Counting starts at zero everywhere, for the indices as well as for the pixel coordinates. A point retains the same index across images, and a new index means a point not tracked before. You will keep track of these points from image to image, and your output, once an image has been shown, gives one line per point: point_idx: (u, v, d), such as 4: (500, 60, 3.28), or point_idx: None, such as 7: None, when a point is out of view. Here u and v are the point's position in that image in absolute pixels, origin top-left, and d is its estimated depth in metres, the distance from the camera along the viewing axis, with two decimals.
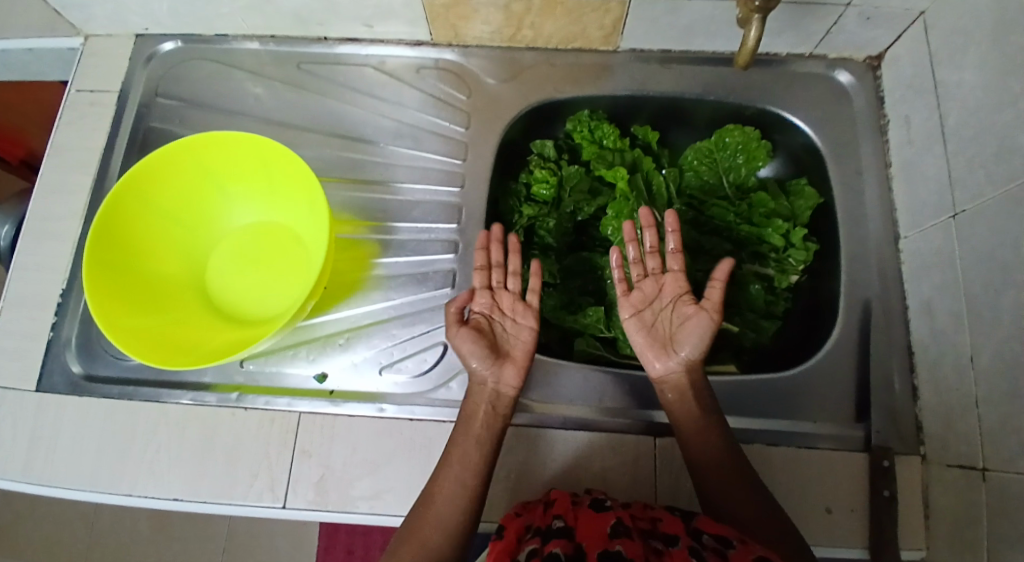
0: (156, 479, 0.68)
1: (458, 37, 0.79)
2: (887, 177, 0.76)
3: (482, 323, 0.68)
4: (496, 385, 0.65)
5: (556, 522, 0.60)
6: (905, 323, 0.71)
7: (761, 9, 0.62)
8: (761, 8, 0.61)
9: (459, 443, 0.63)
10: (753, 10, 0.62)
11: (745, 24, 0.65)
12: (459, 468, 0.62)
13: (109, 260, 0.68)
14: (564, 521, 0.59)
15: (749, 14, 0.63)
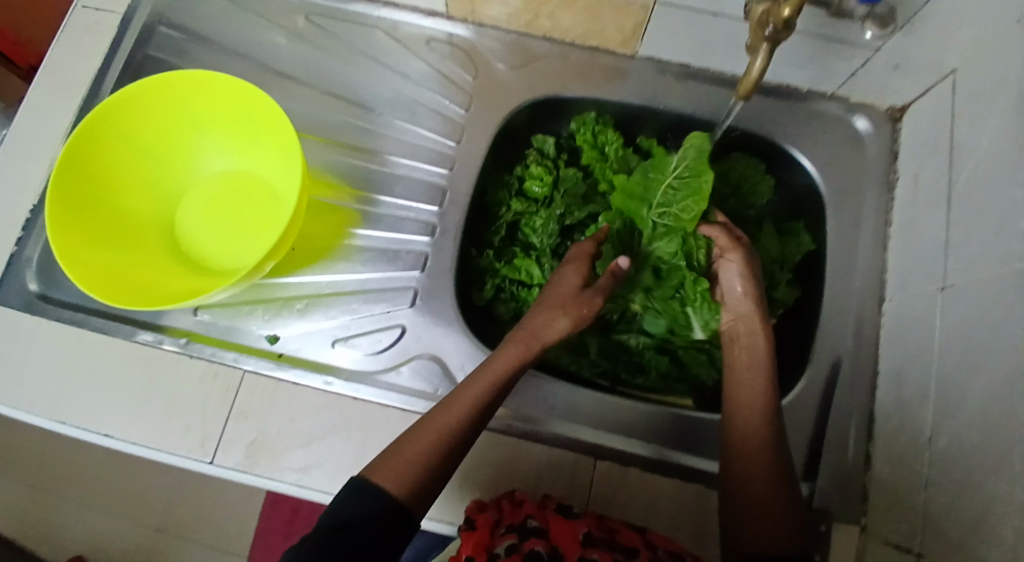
0: (93, 413, 0.68)
1: (474, 14, 0.76)
2: (883, 234, 0.73)
3: (564, 272, 0.66)
4: (545, 325, 0.62)
5: (531, 520, 0.57)
6: (872, 387, 0.69)
7: (771, 41, 0.54)
8: (770, 39, 0.53)
9: (477, 377, 0.59)
10: (762, 39, 0.54)
11: (750, 50, 0.57)
12: (465, 399, 0.57)
13: (78, 189, 0.68)
14: (540, 521, 0.57)
15: (757, 42, 0.55)
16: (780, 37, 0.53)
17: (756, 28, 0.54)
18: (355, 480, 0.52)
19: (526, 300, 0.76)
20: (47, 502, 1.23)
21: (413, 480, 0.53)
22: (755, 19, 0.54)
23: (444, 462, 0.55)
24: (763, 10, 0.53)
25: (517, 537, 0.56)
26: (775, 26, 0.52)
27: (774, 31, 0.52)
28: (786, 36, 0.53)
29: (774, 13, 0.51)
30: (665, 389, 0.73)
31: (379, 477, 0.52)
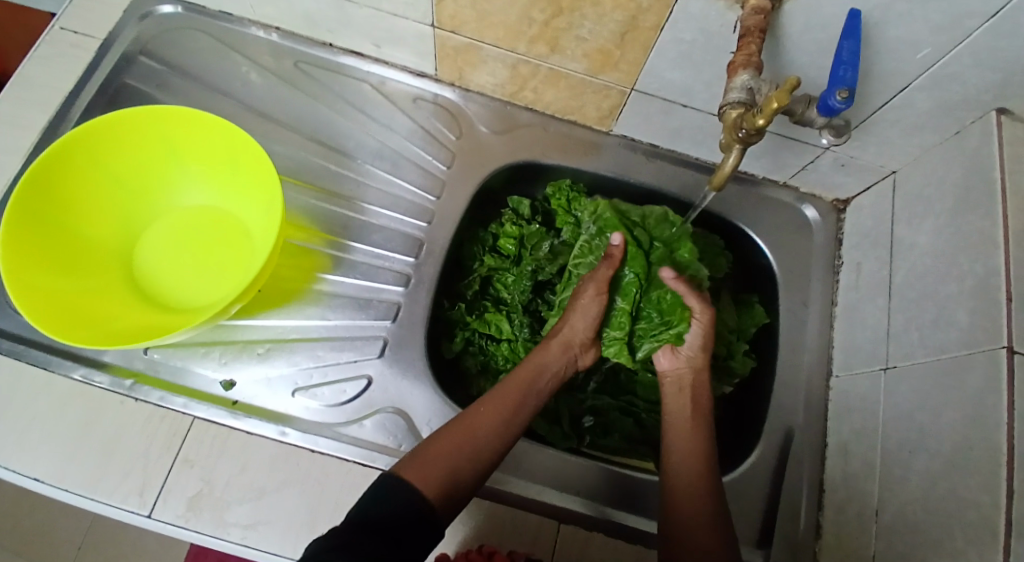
0: (21, 454, 0.63)
1: (462, 80, 0.79)
2: (830, 315, 0.79)
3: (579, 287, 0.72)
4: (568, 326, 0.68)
5: None
6: (820, 459, 0.73)
7: (742, 142, 0.58)
8: (742, 140, 0.58)
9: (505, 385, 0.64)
10: (734, 139, 0.58)
11: (724, 147, 0.61)
12: (500, 401, 0.62)
13: (38, 212, 0.65)
14: None
15: (730, 141, 0.60)
16: (751, 140, 0.57)
17: (729, 130, 0.59)
18: (383, 477, 0.55)
19: (494, 355, 0.77)
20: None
21: (441, 479, 0.56)
22: (729, 121, 0.58)
23: (475, 459, 0.58)
24: (737, 115, 0.57)
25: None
26: (748, 131, 0.56)
27: (746, 135, 0.56)
28: (757, 140, 0.57)
29: (748, 120, 0.55)
30: (629, 451, 0.75)
31: (406, 475, 0.55)
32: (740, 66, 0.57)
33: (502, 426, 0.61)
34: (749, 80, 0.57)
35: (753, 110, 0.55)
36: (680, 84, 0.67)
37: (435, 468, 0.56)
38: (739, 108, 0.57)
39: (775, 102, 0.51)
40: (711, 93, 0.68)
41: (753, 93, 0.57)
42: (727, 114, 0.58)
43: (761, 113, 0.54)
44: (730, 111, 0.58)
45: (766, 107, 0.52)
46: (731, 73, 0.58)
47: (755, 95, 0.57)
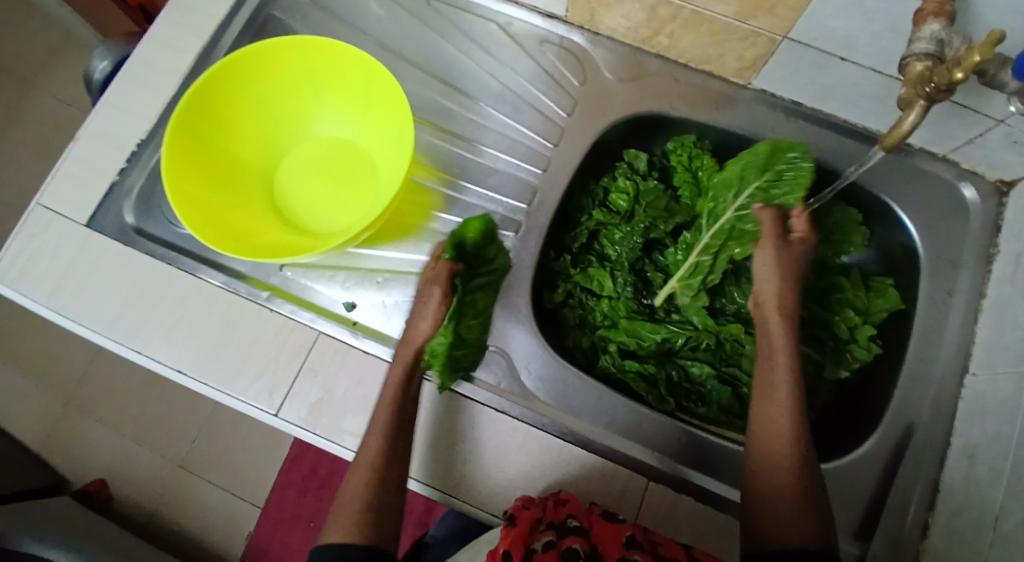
0: (168, 347, 0.70)
1: (593, 22, 0.76)
2: (975, 308, 0.71)
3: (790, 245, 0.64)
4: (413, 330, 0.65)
5: (570, 519, 0.58)
6: (940, 460, 0.67)
7: (927, 98, 0.53)
8: (927, 97, 0.53)
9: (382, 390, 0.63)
10: (919, 95, 0.54)
11: (904, 103, 0.57)
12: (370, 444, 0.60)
13: (195, 130, 0.71)
14: (581, 521, 0.57)
15: (913, 97, 0.55)
16: (939, 97, 0.52)
17: (914, 85, 0.54)
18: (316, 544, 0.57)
19: (593, 310, 0.76)
20: (77, 414, 1.34)
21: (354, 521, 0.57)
22: (912, 75, 0.54)
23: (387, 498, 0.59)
24: (922, 68, 0.53)
25: (555, 534, 0.56)
26: (938, 86, 0.51)
27: (935, 91, 0.52)
28: (947, 97, 0.52)
29: (940, 73, 0.51)
30: (724, 421, 0.72)
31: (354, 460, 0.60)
32: (930, 15, 0.52)
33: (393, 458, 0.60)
34: (939, 30, 0.52)
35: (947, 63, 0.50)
36: (841, 34, 0.61)
37: (351, 514, 0.57)
38: (925, 60, 0.52)
39: (977, 55, 0.48)
40: (878, 47, 0.61)
41: (943, 45, 0.52)
42: (910, 67, 0.53)
43: (959, 67, 0.49)
44: (913, 63, 0.53)
45: (965, 60, 0.48)
46: (918, 21, 0.53)
47: (945, 47, 0.52)
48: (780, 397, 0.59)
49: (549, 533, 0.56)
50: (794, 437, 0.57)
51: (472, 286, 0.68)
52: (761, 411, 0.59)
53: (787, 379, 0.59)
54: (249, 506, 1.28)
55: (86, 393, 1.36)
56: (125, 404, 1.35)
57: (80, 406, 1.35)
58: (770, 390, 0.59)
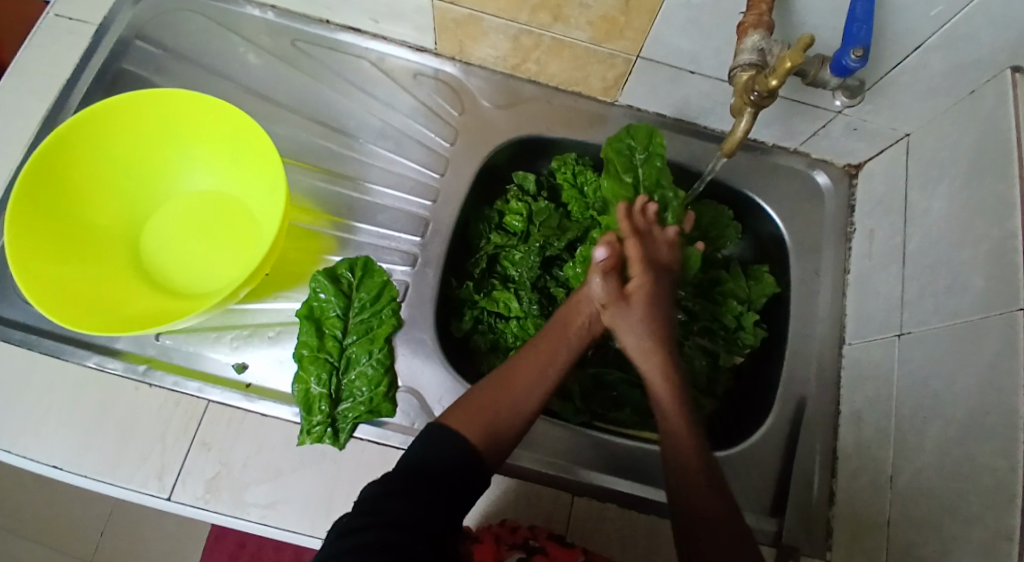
0: (38, 442, 0.63)
1: (462, 54, 0.77)
2: (842, 283, 0.78)
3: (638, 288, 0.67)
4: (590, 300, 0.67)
5: (531, 541, 0.58)
6: (834, 427, 0.73)
7: (754, 105, 0.58)
8: (754, 103, 0.58)
9: (488, 385, 0.60)
10: (747, 103, 0.59)
11: (736, 110, 0.62)
12: (507, 380, 0.60)
13: (41, 201, 0.66)
14: (540, 542, 0.58)
15: (742, 105, 0.60)
16: (763, 103, 0.57)
17: (741, 94, 0.59)
18: (432, 424, 0.56)
19: (503, 333, 0.76)
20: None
21: (485, 426, 0.57)
22: (740, 85, 0.59)
23: (509, 418, 0.58)
24: (748, 78, 0.58)
25: (522, 552, 0.57)
26: (760, 94, 0.56)
27: (758, 98, 0.57)
28: (770, 102, 0.57)
29: (760, 82, 0.56)
30: (641, 424, 0.75)
31: (448, 425, 0.56)
32: (750, 27, 0.56)
33: (538, 384, 0.61)
34: (760, 41, 0.56)
35: (764, 73, 0.55)
36: (688, 50, 0.65)
37: (479, 413, 0.57)
38: (750, 70, 0.57)
39: (788, 61, 0.51)
40: (721, 60, 0.66)
41: (765, 54, 0.57)
42: (737, 77, 0.58)
43: (774, 75, 0.54)
44: (740, 74, 0.58)
45: (778, 67, 0.52)
46: (741, 34, 0.57)
47: (766, 56, 0.56)
48: (678, 412, 0.59)
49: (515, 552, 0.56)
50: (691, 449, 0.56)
51: (346, 345, 0.69)
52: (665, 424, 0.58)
53: (675, 399, 0.60)
54: None
55: None
56: None
57: None
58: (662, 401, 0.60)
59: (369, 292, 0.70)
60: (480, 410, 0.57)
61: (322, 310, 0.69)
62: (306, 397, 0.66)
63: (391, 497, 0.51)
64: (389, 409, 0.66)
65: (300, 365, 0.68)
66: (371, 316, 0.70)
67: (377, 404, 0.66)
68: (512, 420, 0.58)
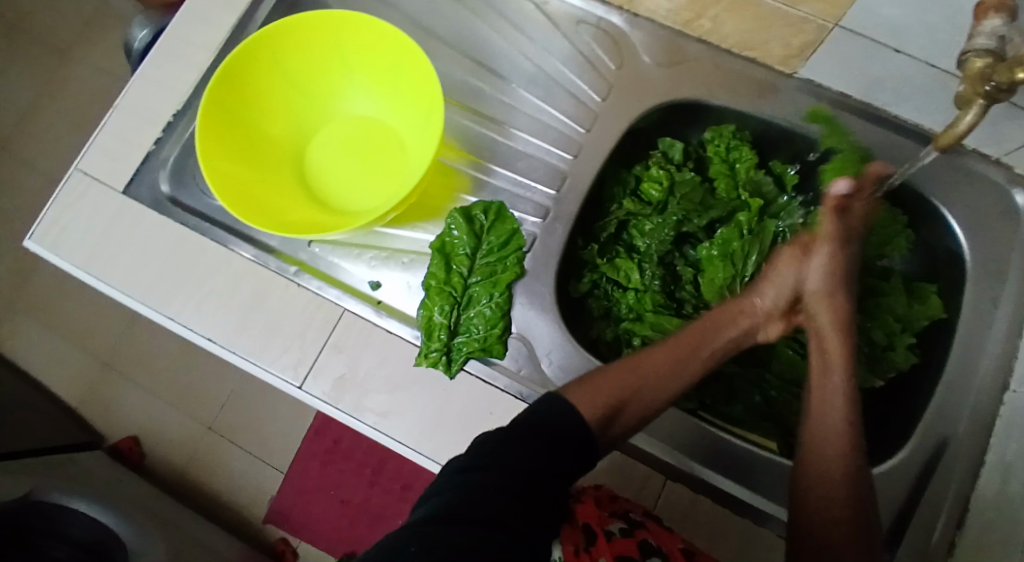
0: (198, 319, 0.71)
1: (631, 4, 0.73)
2: (1022, 319, 0.67)
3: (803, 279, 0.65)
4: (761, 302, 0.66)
5: (633, 513, 0.58)
6: (974, 476, 0.65)
7: (986, 98, 0.50)
8: (987, 95, 0.50)
9: (615, 369, 0.61)
10: (978, 94, 0.51)
11: (962, 101, 0.53)
12: (652, 361, 0.62)
13: (226, 103, 0.71)
14: (641, 516, 0.58)
15: (971, 96, 0.52)
16: (999, 96, 0.49)
17: (972, 83, 0.51)
18: (550, 394, 0.58)
19: (618, 302, 0.74)
20: (116, 374, 1.39)
21: (606, 407, 0.58)
22: (971, 72, 0.50)
23: (631, 402, 0.59)
24: (983, 66, 0.49)
25: (624, 523, 0.56)
26: (998, 85, 0.48)
27: (996, 90, 0.49)
28: (1008, 96, 0.49)
29: (1002, 72, 0.48)
30: (751, 424, 0.71)
31: (572, 400, 0.57)
32: (992, 9, 0.48)
33: (675, 373, 0.62)
34: (1001, 26, 0.48)
35: (1011, 61, 0.47)
36: (896, 24, 0.57)
37: (603, 396, 0.58)
38: (986, 58, 0.49)
39: None
40: (933, 40, 0.57)
41: (1005, 41, 0.48)
42: (969, 63, 0.50)
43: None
44: (972, 59, 0.50)
45: None
46: (979, 15, 0.49)
47: (1008, 45, 0.48)
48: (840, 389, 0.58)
49: (622, 520, 0.56)
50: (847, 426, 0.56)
51: (470, 284, 0.70)
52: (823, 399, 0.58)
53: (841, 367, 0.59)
54: (273, 475, 1.31)
55: (120, 356, 1.41)
56: (155, 371, 1.39)
57: (114, 369, 1.40)
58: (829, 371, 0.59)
59: (502, 238, 0.70)
60: (606, 391, 0.58)
61: (453, 247, 0.71)
62: (428, 326, 0.68)
63: (506, 447, 0.51)
64: (500, 351, 0.67)
65: (427, 295, 0.70)
66: (499, 260, 0.70)
67: (490, 344, 0.67)
68: (635, 407, 0.59)
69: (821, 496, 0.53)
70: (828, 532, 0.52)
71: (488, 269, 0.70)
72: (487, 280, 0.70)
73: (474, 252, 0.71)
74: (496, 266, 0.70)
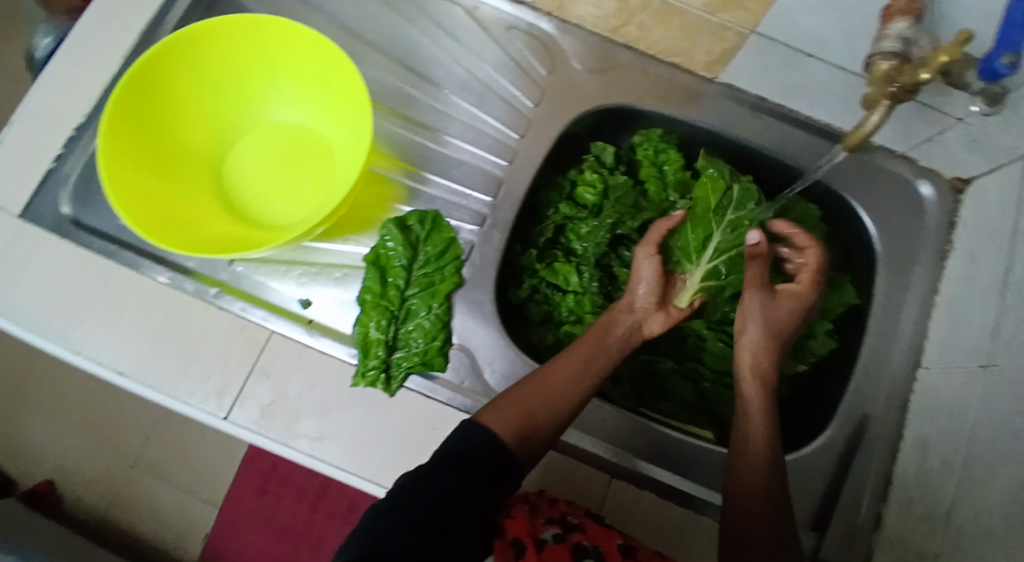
0: (110, 349, 0.66)
1: (561, 10, 0.74)
2: (928, 304, 0.73)
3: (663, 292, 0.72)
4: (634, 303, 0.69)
5: (568, 516, 0.56)
6: (894, 453, 0.69)
7: (892, 98, 0.54)
8: (893, 96, 0.54)
9: (529, 385, 0.61)
10: (884, 94, 0.54)
11: (868, 102, 0.57)
12: (551, 380, 0.61)
13: (135, 113, 0.66)
14: (577, 518, 0.56)
15: (878, 97, 0.56)
16: (904, 96, 0.53)
17: (879, 84, 0.54)
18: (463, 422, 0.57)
19: (558, 306, 0.75)
20: (21, 409, 1.28)
21: (518, 420, 0.58)
22: (879, 74, 0.53)
23: (544, 413, 0.59)
24: (889, 67, 0.52)
25: (559, 528, 0.54)
26: (904, 86, 0.52)
27: (901, 90, 0.52)
28: (911, 96, 0.53)
29: (907, 73, 0.51)
30: (688, 418, 0.73)
31: (483, 421, 0.57)
32: (898, 13, 0.51)
33: (576, 384, 0.62)
34: (906, 29, 0.51)
35: (915, 63, 0.51)
36: (811, 31, 0.60)
37: (513, 411, 0.58)
38: (891, 60, 0.52)
39: (945, 55, 0.49)
40: (846, 46, 0.61)
41: (910, 44, 0.51)
42: (876, 65, 0.53)
43: (927, 68, 0.50)
44: (880, 61, 0.53)
45: (934, 60, 0.49)
46: (886, 19, 0.52)
47: (912, 47, 0.51)
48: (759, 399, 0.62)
49: (556, 525, 0.53)
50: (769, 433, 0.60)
51: (408, 296, 0.69)
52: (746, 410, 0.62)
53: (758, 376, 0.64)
54: (205, 505, 1.24)
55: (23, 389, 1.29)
56: (67, 403, 1.28)
57: (18, 404, 1.28)
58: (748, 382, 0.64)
59: (442, 249, 0.70)
60: (521, 407, 0.59)
61: (388, 259, 0.69)
62: (364, 341, 0.66)
63: (415, 486, 0.51)
64: (440, 363, 0.67)
65: (361, 309, 0.68)
66: (437, 270, 0.69)
67: (430, 358, 0.66)
68: (550, 418, 0.59)
69: (746, 499, 0.57)
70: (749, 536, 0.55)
71: (425, 281, 0.69)
72: (425, 291, 0.69)
73: (410, 262, 0.69)
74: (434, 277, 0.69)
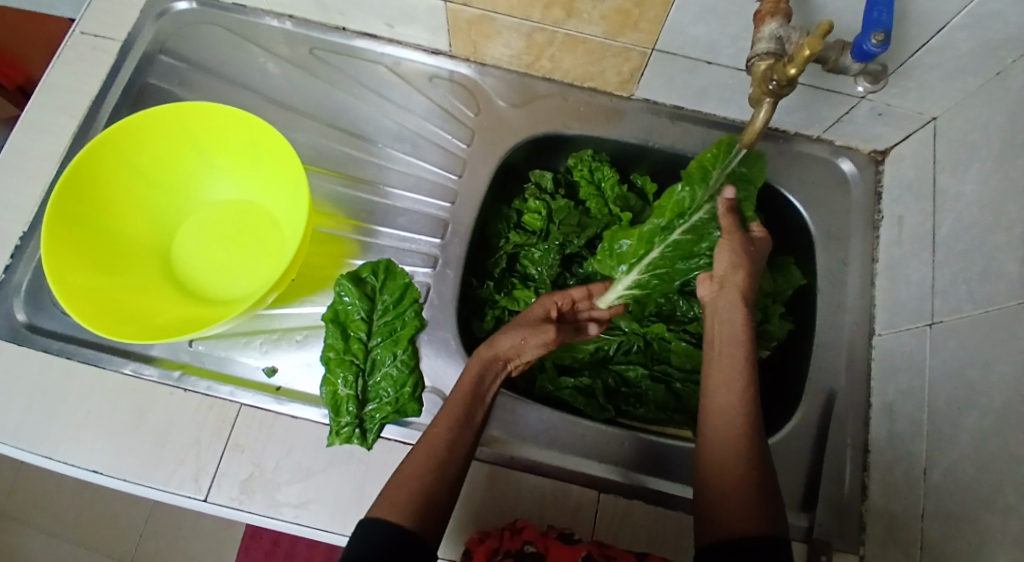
0: (79, 450, 0.66)
1: (476, 54, 0.77)
2: (870, 271, 0.76)
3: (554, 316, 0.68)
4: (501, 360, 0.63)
5: (528, 546, 0.58)
6: (865, 421, 0.71)
7: (773, 94, 0.57)
8: (772, 93, 0.56)
9: (408, 459, 0.56)
10: (765, 92, 0.57)
11: (754, 102, 0.60)
12: (427, 445, 0.56)
13: (73, 214, 0.68)
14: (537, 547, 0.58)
15: (760, 96, 0.58)
16: (783, 91, 0.56)
17: (759, 84, 0.57)
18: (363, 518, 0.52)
19: None
20: (15, 529, 1.24)
21: (411, 505, 0.52)
22: (758, 74, 0.57)
23: (438, 483, 0.54)
24: (766, 67, 0.56)
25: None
26: (779, 82, 0.55)
27: (777, 86, 0.55)
28: (790, 90, 0.56)
29: (778, 71, 0.54)
30: (665, 420, 0.74)
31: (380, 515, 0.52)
32: (767, 15, 0.56)
33: (460, 444, 0.57)
34: (777, 29, 0.55)
35: (783, 60, 0.54)
36: (704, 39, 0.65)
37: (404, 496, 0.53)
38: (768, 59, 0.56)
39: (807, 49, 0.50)
40: (738, 48, 0.65)
41: (783, 42, 0.56)
42: (756, 66, 0.57)
43: (793, 62, 0.52)
44: (758, 63, 0.57)
45: (798, 55, 0.51)
46: (759, 23, 0.57)
47: (784, 44, 0.56)
48: (735, 348, 0.60)
49: None
50: (745, 384, 0.58)
51: (372, 347, 0.70)
52: (721, 362, 0.60)
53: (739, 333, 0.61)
54: None
55: (12, 505, 1.25)
56: (57, 510, 1.25)
57: (7, 518, 1.24)
58: (725, 338, 0.61)
59: (397, 298, 0.71)
60: (404, 487, 0.53)
61: (347, 314, 0.70)
62: (333, 400, 0.67)
63: None
64: (415, 409, 0.67)
65: (327, 368, 0.69)
66: (395, 318, 0.71)
67: (403, 404, 0.67)
68: (443, 488, 0.54)
69: (718, 465, 0.55)
70: (725, 498, 0.53)
71: (386, 329, 0.70)
72: (386, 340, 0.70)
73: (367, 314, 0.70)
74: (395, 325, 0.70)
